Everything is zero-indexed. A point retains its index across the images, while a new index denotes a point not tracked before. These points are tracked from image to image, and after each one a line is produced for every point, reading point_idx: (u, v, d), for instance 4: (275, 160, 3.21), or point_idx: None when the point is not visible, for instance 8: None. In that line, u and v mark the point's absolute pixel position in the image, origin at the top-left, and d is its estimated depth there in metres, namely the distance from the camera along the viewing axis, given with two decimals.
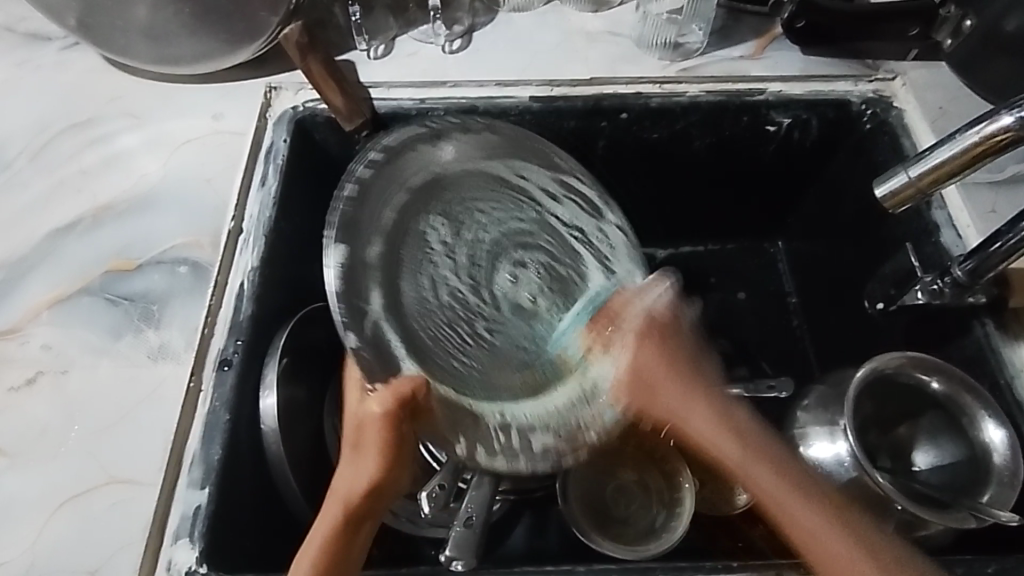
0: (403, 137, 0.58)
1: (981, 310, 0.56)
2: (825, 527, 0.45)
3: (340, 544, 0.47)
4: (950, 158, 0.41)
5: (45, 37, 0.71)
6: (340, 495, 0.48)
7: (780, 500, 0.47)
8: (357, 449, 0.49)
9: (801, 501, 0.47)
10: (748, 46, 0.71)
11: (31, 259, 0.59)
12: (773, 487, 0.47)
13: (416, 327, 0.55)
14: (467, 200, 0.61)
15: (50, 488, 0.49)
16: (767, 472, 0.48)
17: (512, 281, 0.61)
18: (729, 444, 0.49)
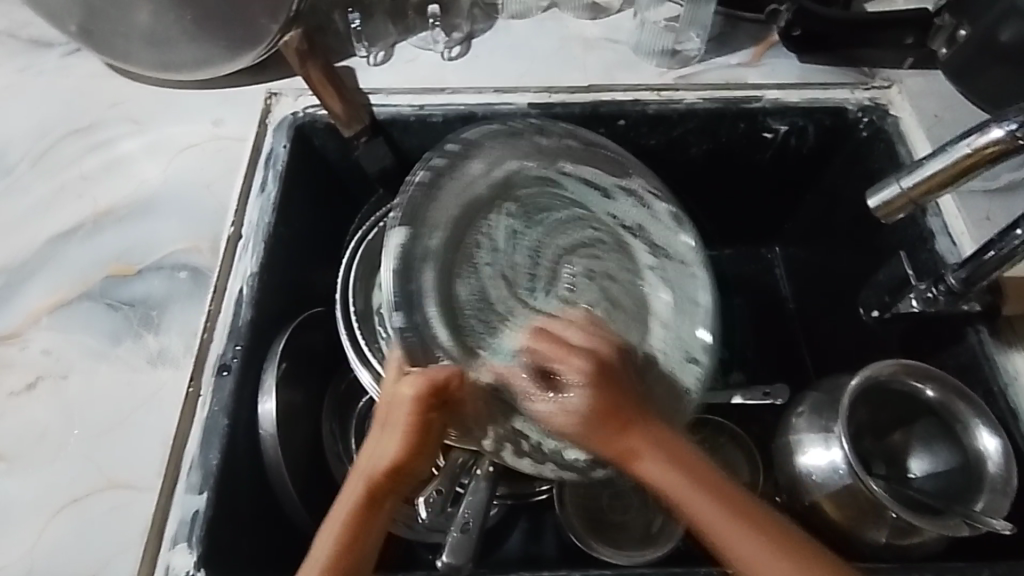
0: (462, 139, 0.57)
1: (975, 317, 0.57)
2: (786, 574, 0.40)
3: (361, 525, 0.44)
4: (942, 170, 0.41)
5: (48, 43, 0.71)
6: (361, 472, 0.46)
7: (711, 528, 0.42)
8: (384, 426, 0.46)
9: (745, 536, 0.41)
10: (746, 54, 0.71)
11: (32, 264, 0.60)
12: (715, 516, 0.42)
13: (466, 314, 0.53)
14: (558, 207, 0.60)
15: (50, 492, 0.50)
16: (705, 498, 0.42)
17: (573, 277, 0.57)
18: (689, 486, 0.43)
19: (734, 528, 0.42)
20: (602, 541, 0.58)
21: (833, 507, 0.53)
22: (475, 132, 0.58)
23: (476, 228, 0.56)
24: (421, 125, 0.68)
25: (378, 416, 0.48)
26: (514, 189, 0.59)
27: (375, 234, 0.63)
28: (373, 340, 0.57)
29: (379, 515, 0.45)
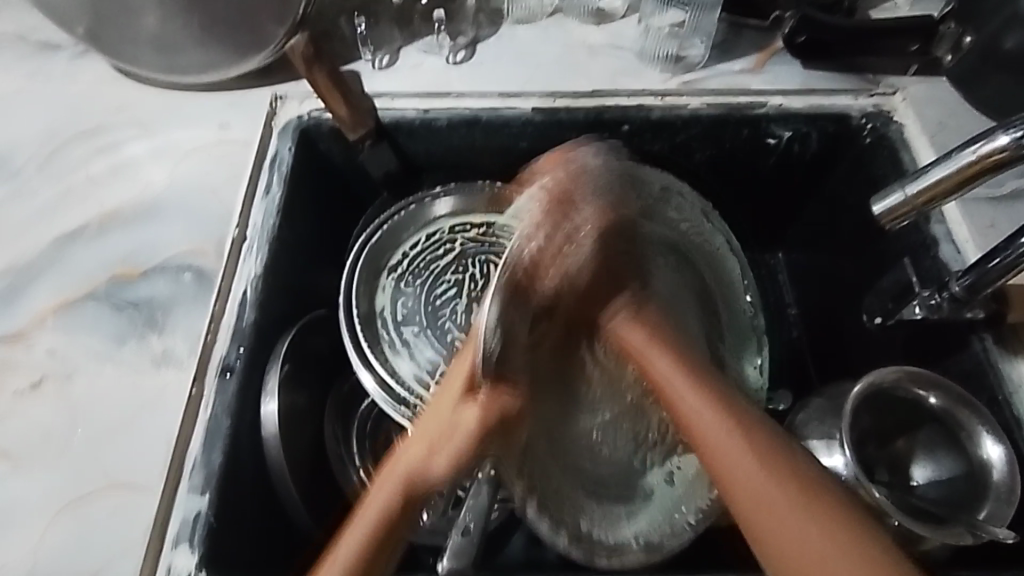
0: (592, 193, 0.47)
1: (979, 324, 0.56)
2: (763, 480, 0.37)
3: (383, 545, 0.42)
4: (946, 176, 0.41)
5: (57, 47, 0.72)
6: (400, 475, 0.43)
7: (713, 444, 0.39)
8: (437, 441, 0.43)
9: (727, 437, 0.39)
10: (749, 60, 0.71)
11: (38, 265, 0.60)
12: (710, 427, 0.40)
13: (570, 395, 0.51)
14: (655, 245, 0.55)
15: (53, 492, 0.50)
16: (665, 359, 0.44)
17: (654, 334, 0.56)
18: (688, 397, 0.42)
19: (738, 457, 0.38)
20: None
21: None
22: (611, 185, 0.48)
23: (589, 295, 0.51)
24: (426, 129, 0.68)
25: (427, 416, 0.45)
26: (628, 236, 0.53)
27: (379, 237, 0.64)
28: (376, 344, 0.58)
29: (406, 527, 0.43)
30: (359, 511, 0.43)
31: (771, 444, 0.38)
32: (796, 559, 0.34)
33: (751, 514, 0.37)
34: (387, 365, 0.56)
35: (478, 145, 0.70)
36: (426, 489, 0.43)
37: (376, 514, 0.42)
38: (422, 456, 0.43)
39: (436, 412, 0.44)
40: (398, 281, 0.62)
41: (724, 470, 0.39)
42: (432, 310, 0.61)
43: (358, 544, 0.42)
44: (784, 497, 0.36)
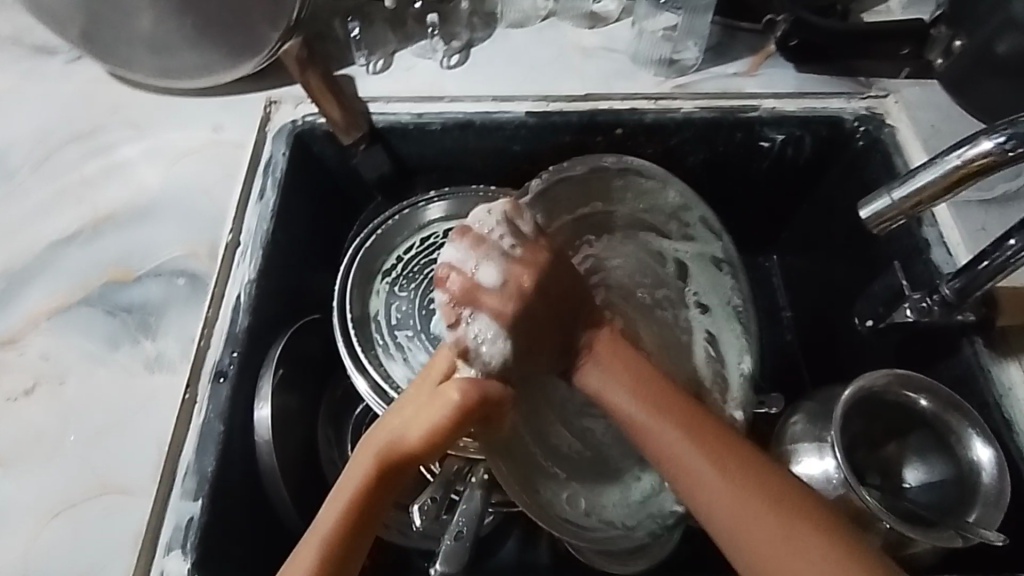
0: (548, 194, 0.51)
1: (971, 328, 0.56)
2: (752, 520, 0.40)
3: (364, 507, 0.44)
4: (932, 181, 0.42)
5: (50, 49, 0.72)
6: (379, 453, 0.45)
7: (695, 474, 0.41)
8: (423, 402, 0.45)
9: (708, 472, 0.41)
10: (743, 63, 0.71)
11: (32, 268, 0.60)
12: (689, 462, 0.42)
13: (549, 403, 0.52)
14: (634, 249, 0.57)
15: (46, 497, 0.50)
16: (626, 394, 0.45)
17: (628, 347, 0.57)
18: (686, 449, 0.42)
19: (722, 493, 0.41)
20: None
21: None
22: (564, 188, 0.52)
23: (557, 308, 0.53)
24: (420, 133, 0.68)
25: (410, 397, 0.46)
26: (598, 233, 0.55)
27: (373, 241, 0.64)
28: (370, 349, 0.58)
29: (380, 507, 0.44)
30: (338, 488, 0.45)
31: (752, 478, 0.41)
32: (766, 572, 0.39)
33: (737, 541, 0.40)
34: (381, 368, 0.57)
35: (471, 149, 0.70)
36: (402, 466, 0.45)
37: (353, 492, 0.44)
38: (401, 437, 0.45)
39: (418, 394, 0.46)
40: (392, 285, 0.62)
41: (701, 501, 0.41)
42: (426, 313, 0.61)
43: (336, 518, 0.43)
44: (768, 534, 0.39)
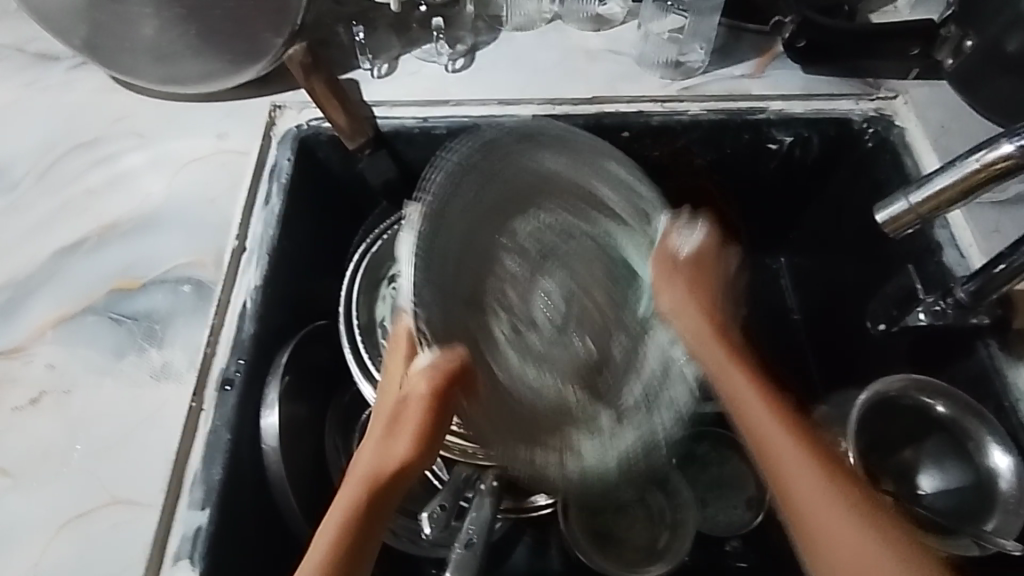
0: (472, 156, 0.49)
1: (985, 330, 0.55)
2: (854, 529, 0.40)
3: (359, 532, 0.42)
4: (949, 185, 0.41)
5: (54, 57, 0.72)
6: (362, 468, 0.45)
7: (782, 458, 0.43)
8: (392, 425, 0.46)
9: (802, 459, 0.42)
10: (750, 65, 0.71)
11: (36, 279, 0.60)
12: (778, 440, 0.44)
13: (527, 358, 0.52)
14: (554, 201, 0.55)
15: (51, 508, 0.49)
16: (725, 359, 0.48)
17: (546, 301, 0.54)
18: (789, 449, 0.43)
19: (833, 509, 0.40)
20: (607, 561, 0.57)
21: None
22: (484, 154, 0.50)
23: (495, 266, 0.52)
24: (425, 137, 0.68)
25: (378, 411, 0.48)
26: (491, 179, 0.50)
27: (379, 246, 0.63)
28: (377, 354, 0.57)
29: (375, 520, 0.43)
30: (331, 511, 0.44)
31: (831, 467, 0.42)
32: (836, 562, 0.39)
33: (798, 515, 0.41)
34: None
35: None
36: (384, 484, 0.45)
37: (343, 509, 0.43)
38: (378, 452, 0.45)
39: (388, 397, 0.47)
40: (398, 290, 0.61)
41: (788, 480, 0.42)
42: None
43: (333, 530, 0.42)
44: (852, 540, 0.39)
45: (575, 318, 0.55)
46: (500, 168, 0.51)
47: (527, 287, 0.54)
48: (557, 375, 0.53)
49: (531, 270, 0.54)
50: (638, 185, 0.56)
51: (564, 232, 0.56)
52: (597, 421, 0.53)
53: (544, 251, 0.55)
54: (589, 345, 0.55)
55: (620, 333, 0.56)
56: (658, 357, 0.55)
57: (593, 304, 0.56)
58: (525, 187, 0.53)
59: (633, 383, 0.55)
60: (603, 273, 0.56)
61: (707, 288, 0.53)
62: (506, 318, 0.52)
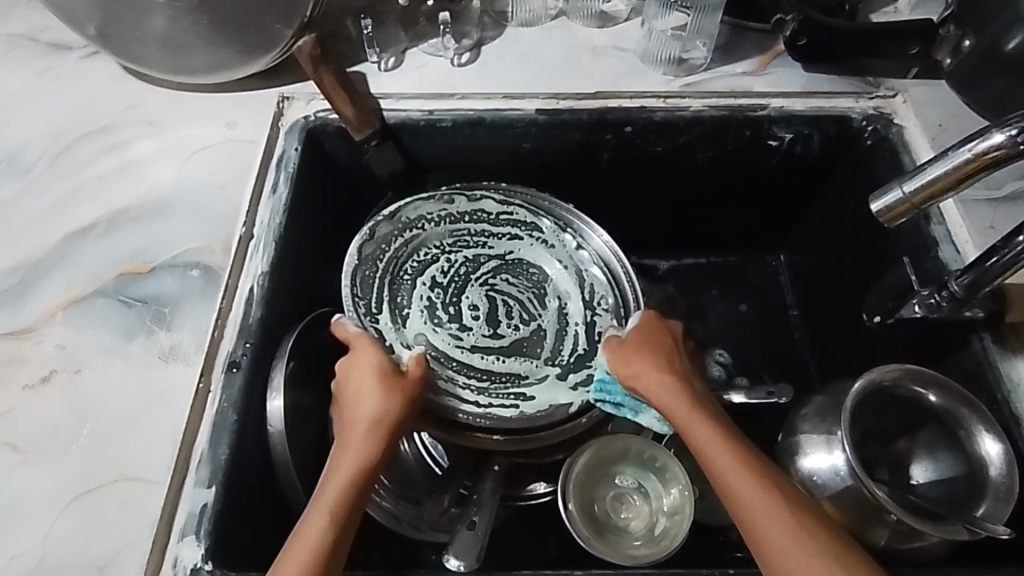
0: (389, 222, 0.65)
1: (979, 324, 0.57)
2: (809, 556, 0.44)
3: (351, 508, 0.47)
4: (944, 174, 0.42)
5: (66, 46, 0.73)
6: (351, 444, 0.50)
7: (734, 488, 0.48)
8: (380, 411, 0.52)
9: (758, 494, 0.47)
10: (752, 62, 0.72)
11: (46, 263, 0.61)
12: (728, 472, 0.49)
13: (458, 360, 0.62)
14: (473, 236, 0.68)
15: (61, 484, 0.50)
16: (685, 407, 0.53)
17: (472, 312, 0.65)
18: (746, 485, 0.48)
19: (788, 537, 0.45)
20: (605, 543, 0.57)
21: (835, 509, 0.52)
22: (417, 212, 0.67)
23: (424, 292, 0.65)
24: (431, 130, 0.69)
25: (349, 397, 0.53)
26: (441, 233, 0.67)
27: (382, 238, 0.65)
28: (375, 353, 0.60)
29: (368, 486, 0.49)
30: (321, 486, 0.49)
31: (778, 487, 0.48)
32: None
33: (753, 537, 0.46)
34: None
35: (481, 146, 0.71)
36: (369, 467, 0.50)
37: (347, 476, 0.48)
38: (365, 428, 0.51)
39: (364, 381, 0.53)
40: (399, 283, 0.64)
41: (736, 503, 0.48)
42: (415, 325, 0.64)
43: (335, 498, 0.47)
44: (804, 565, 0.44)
45: (500, 325, 0.65)
46: (405, 208, 0.66)
47: (454, 304, 0.65)
48: (498, 357, 0.64)
49: (453, 291, 0.66)
50: (524, 207, 0.69)
51: (471, 256, 0.68)
52: (523, 394, 0.61)
53: (460, 274, 0.67)
54: (514, 326, 0.66)
55: (537, 309, 0.67)
56: (580, 313, 0.66)
57: (506, 300, 0.67)
58: (430, 242, 0.67)
59: (564, 339, 0.65)
60: (511, 273, 0.68)
61: (663, 355, 0.57)
62: (441, 331, 0.63)
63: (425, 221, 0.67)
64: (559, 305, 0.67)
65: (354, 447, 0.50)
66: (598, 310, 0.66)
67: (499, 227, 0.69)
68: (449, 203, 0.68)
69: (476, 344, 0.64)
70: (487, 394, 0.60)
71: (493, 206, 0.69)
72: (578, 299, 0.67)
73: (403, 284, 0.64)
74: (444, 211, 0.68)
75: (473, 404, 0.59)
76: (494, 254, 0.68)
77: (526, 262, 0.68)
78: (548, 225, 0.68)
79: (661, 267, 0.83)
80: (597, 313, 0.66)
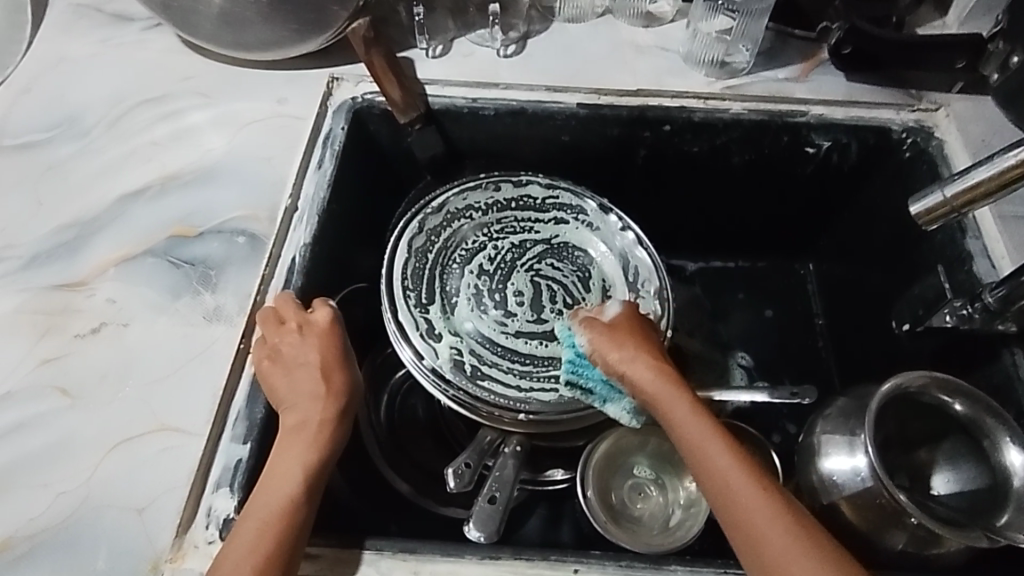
0: (436, 209, 0.68)
1: (1012, 339, 0.57)
2: (810, 562, 0.45)
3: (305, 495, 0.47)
4: (987, 178, 0.43)
5: (130, 18, 0.76)
6: (303, 423, 0.50)
7: (734, 490, 0.48)
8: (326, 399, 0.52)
9: (760, 498, 0.48)
10: (794, 69, 0.73)
11: (101, 220, 0.63)
12: (728, 471, 0.49)
13: (502, 343, 0.64)
14: (518, 222, 0.70)
15: (106, 429, 0.53)
16: (684, 405, 0.52)
17: (517, 296, 0.67)
18: (747, 488, 0.48)
19: (791, 543, 0.46)
20: (620, 529, 0.58)
21: (852, 511, 0.53)
22: (464, 201, 0.69)
23: (471, 277, 0.67)
24: (473, 117, 0.71)
25: (299, 368, 0.53)
26: (489, 219, 0.70)
27: (420, 220, 0.67)
28: (422, 332, 0.62)
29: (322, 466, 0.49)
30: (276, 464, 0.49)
31: (779, 491, 0.48)
32: None
33: (751, 539, 0.47)
34: (425, 343, 0.61)
35: (521, 135, 0.72)
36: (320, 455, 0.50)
37: (309, 456, 0.49)
38: (323, 407, 0.51)
39: (311, 360, 0.53)
40: (446, 268, 0.66)
41: (737, 508, 0.48)
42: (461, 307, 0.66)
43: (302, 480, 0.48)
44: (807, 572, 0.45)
45: (545, 309, 0.67)
46: (454, 194, 0.69)
47: (500, 289, 0.67)
48: (542, 341, 0.65)
49: (499, 277, 0.68)
50: (565, 194, 0.71)
51: (517, 242, 0.70)
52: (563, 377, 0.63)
53: (506, 261, 0.69)
54: (558, 310, 0.67)
55: (581, 292, 0.68)
56: (624, 296, 0.67)
57: (551, 285, 0.68)
58: (478, 230, 0.69)
59: None
60: (556, 258, 0.70)
61: (650, 344, 0.56)
62: (487, 316, 0.65)
63: (472, 207, 0.69)
64: (602, 288, 0.68)
65: (303, 428, 0.50)
66: (641, 293, 0.67)
67: (545, 213, 0.71)
68: (494, 191, 0.70)
69: (521, 328, 0.65)
70: (529, 377, 0.62)
71: (539, 194, 0.71)
72: (622, 282, 0.68)
73: (452, 273, 0.66)
74: (492, 199, 0.70)
75: (515, 388, 0.61)
76: (540, 239, 0.70)
77: (571, 245, 0.70)
78: (591, 208, 0.71)
79: (688, 268, 0.84)
80: (641, 295, 0.67)
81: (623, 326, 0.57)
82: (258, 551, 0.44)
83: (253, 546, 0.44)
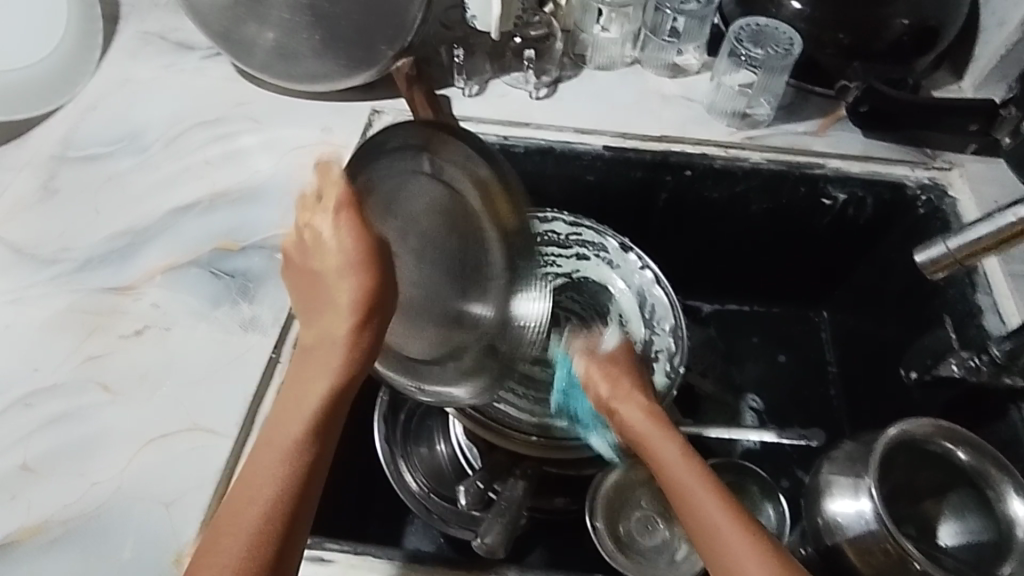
0: None
1: (1019, 395, 0.59)
2: None
3: (320, 433, 0.44)
4: (987, 236, 0.45)
5: (190, 46, 0.82)
6: (326, 348, 0.45)
7: (706, 519, 0.47)
8: (351, 311, 0.45)
9: (732, 529, 0.46)
10: (812, 124, 0.76)
11: (151, 231, 0.67)
12: (700, 501, 0.48)
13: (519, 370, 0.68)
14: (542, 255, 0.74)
15: (143, 425, 0.56)
16: (662, 436, 0.53)
17: None
18: (720, 518, 0.47)
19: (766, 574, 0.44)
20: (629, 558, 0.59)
21: (857, 555, 0.53)
22: None
23: None
24: (504, 154, 0.75)
25: (322, 272, 0.45)
26: None
27: None
28: None
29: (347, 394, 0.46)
30: (296, 397, 0.45)
31: (753, 523, 0.47)
32: None
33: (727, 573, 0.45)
34: None
35: (549, 174, 0.76)
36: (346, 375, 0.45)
37: (331, 385, 0.45)
38: (347, 331, 0.45)
39: (332, 259, 0.45)
40: None
41: (711, 538, 0.47)
42: None
43: (316, 415, 0.44)
44: None
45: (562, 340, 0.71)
46: None
47: None
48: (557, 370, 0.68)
49: None
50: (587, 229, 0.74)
51: None
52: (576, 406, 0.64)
53: None
54: None
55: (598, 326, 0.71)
56: (640, 331, 0.70)
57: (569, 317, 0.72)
58: None
59: None
60: (575, 292, 0.73)
61: (639, 380, 0.59)
62: None
63: None
64: (619, 323, 0.71)
65: (329, 354, 0.45)
66: (656, 329, 0.70)
67: (568, 247, 0.74)
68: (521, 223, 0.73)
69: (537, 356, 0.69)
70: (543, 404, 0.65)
71: (563, 228, 0.74)
72: (638, 317, 0.71)
73: None
74: None
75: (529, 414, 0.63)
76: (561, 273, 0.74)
77: (590, 282, 0.74)
78: (612, 244, 0.73)
79: (704, 309, 0.86)
80: (656, 331, 0.69)
81: (618, 359, 0.60)
82: (258, 502, 0.42)
83: (252, 501, 0.42)
